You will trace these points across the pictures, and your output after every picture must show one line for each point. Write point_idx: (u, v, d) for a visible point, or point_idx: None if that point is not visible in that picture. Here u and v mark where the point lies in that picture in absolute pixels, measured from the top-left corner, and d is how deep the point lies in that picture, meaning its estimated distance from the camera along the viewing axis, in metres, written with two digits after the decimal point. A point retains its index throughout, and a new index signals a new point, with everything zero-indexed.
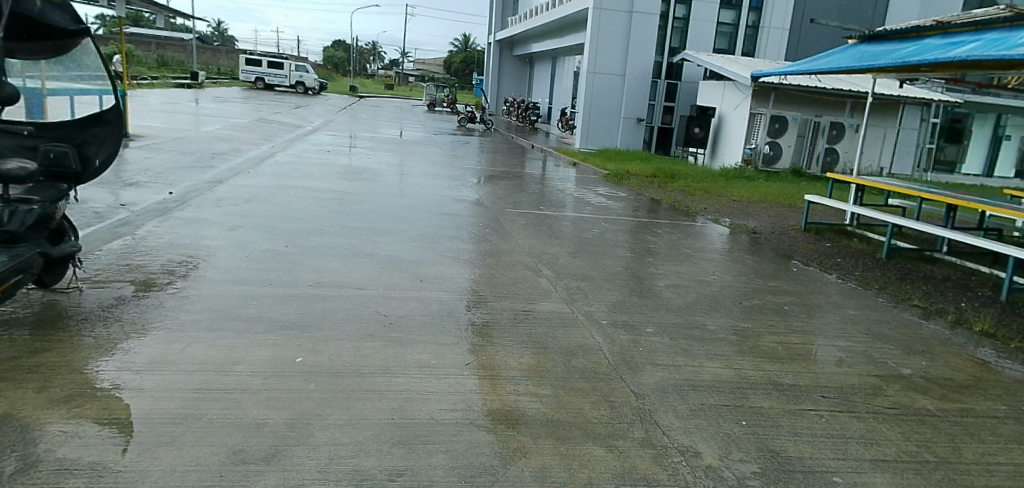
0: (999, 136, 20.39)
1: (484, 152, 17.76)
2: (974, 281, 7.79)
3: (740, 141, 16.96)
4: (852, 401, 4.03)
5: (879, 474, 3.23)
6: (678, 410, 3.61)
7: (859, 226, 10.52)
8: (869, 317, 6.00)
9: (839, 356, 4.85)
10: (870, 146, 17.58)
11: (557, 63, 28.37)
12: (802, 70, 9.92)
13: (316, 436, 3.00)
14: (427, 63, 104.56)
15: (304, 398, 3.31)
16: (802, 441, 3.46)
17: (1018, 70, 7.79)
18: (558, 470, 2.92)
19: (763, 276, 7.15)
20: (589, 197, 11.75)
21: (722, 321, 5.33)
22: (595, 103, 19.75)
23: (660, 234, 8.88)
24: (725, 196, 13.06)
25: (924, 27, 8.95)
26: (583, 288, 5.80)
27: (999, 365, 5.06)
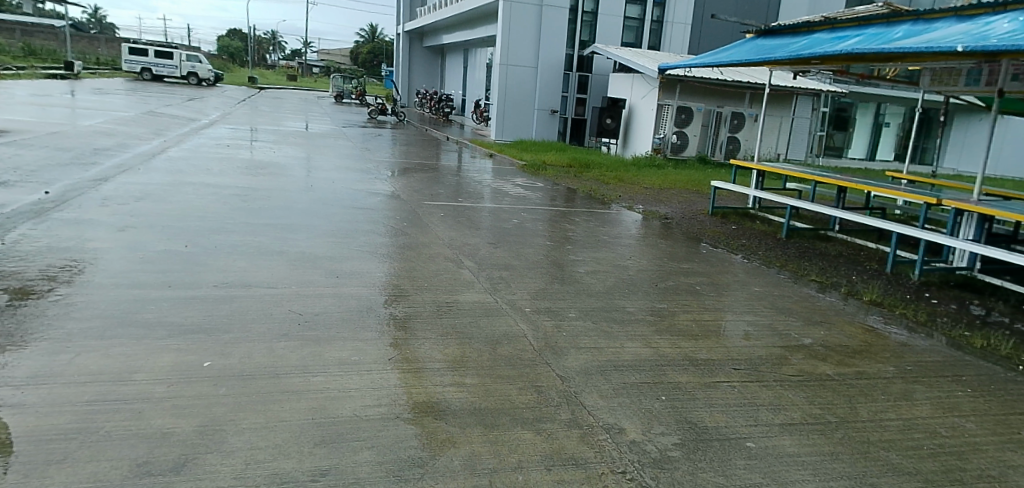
0: (881, 124, 22.07)
1: (397, 144, 17.45)
2: (864, 256, 8.35)
3: (649, 131, 17.47)
4: (760, 371, 4.24)
5: (789, 436, 3.40)
6: (601, 390, 3.68)
7: (760, 209, 11.07)
8: (772, 293, 6.32)
9: (747, 329, 5.09)
10: (768, 133, 18.53)
11: (469, 56, 28.27)
12: (705, 63, 10.25)
13: (231, 441, 2.85)
14: (332, 54, 102.11)
15: (215, 404, 3.14)
16: (717, 410, 3.61)
17: (897, 63, 8.40)
18: (487, 457, 2.91)
19: (676, 259, 7.40)
20: (505, 188, 11.76)
21: (639, 303, 5.47)
22: (509, 95, 19.77)
23: (577, 222, 9.04)
24: (638, 184, 13.42)
25: (813, 23, 9.46)
26: (505, 277, 5.81)
27: (887, 330, 5.46)
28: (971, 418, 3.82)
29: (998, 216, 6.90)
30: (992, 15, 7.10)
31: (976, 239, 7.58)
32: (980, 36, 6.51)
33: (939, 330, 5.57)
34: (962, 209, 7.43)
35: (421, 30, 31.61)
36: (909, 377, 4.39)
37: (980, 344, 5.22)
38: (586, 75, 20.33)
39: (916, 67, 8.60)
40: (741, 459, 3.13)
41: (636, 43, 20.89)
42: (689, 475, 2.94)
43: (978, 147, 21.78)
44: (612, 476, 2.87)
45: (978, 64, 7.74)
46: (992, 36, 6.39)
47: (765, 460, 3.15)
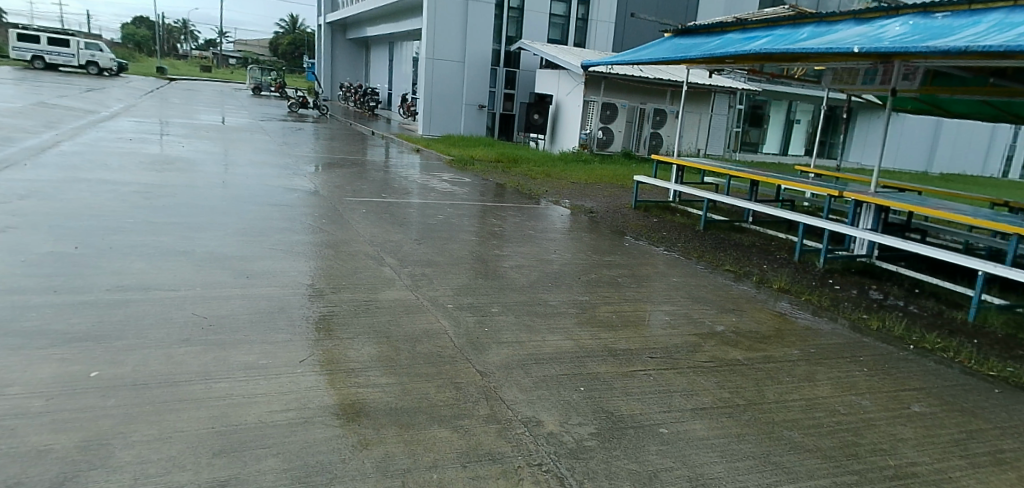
0: (793, 120, 23.26)
1: (319, 138, 17.00)
2: (775, 246, 8.76)
3: (576, 127, 17.72)
4: (676, 358, 4.37)
5: (700, 421, 3.51)
6: (521, 384, 3.69)
7: (680, 202, 11.43)
8: (690, 283, 6.52)
9: (665, 319, 5.23)
10: (689, 129, 19.16)
11: (394, 49, 27.78)
12: (625, 61, 10.44)
13: (118, 456, 2.68)
14: (249, 44, 98.28)
15: (102, 416, 2.94)
16: (633, 399, 3.69)
17: (801, 62, 8.85)
18: (401, 458, 2.86)
19: (600, 252, 7.53)
20: (432, 183, 11.65)
21: (562, 296, 5.52)
22: (436, 89, 19.57)
23: (504, 217, 9.04)
24: (565, 179, 13.58)
25: (726, 23, 9.81)
26: (428, 274, 5.73)
27: (794, 316, 5.74)
28: (866, 395, 4.07)
29: (894, 207, 7.38)
30: (886, 18, 7.58)
31: (874, 228, 8.09)
32: (874, 38, 6.94)
33: (841, 314, 5.91)
34: (862, 200, 7.90)
35: (343, 22, 30.78)
36: (813, 360, 4.62)
37: (877, 326, 5.57)
38: (514, 70, 20.39)
39: (820, 67, 9.07)
40: (655, 445, 3.22)
41: (561, 39, 21.08)
42: (605, 464, 2.98)
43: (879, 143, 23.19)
44: (527, 469, 2.88)
45: (874, 64, 8.24)
46: (886, 37, 6.82)
47: (676, 444, 3.24)
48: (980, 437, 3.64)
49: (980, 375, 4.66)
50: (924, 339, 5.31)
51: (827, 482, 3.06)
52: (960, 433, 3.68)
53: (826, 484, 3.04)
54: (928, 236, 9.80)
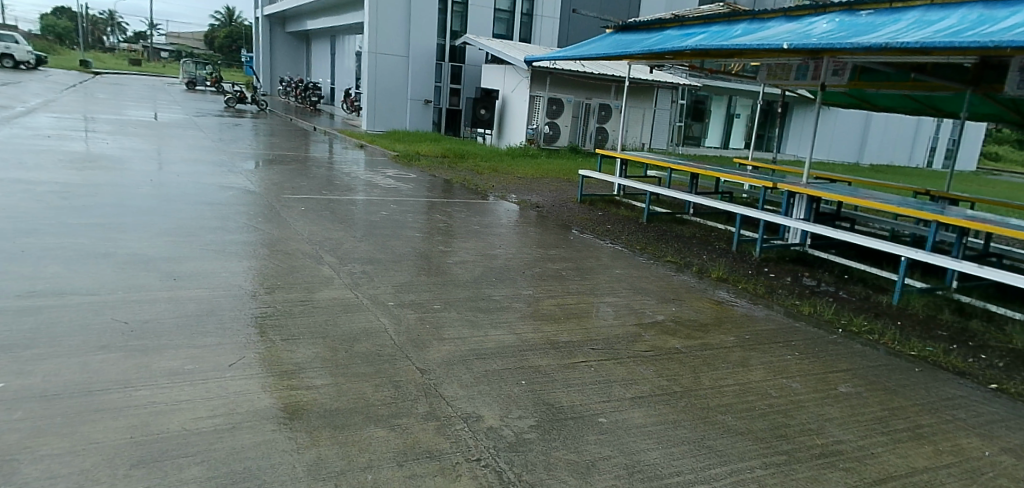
0: (733, 115, 23.96)
1: (258, 134, 16.54)
2: (714, 236, 8.98)
3: (522, 122, 17.74)
4: (616, 349, 4.43)
5: (638, 409, 3.57)
6: (462, 379, 3.66)
7: (625, 196, 11.60)
8: (633, 275, 6.61)
9: (607, 310, 5.29)
10: (633, 124, 19.49)
11: (337, 43, 27.20)
12: (568, 56, 10.51)
13: (24, 472, 2.54)
14: (182, 37, 94.61)
15: (7, 431, 2.77)
16: (574, 390, 3.71)
17: (736, 58, 9.09)
18: (334, 459, 2.80)
19: (545, 246, 7.56)
20: (376, 179, 11.46)
21: (506, 291, 5.52)
22: (380, 84, 19.27)
23: (450, 213, 8.98)
24: (512, 174, 13.58)
25: (665, 20, 9.98)
26: (369, 271, 5.63)
27: (732, 304, 5.90)
28: (796, 378, 4.22)
29: (824, 197, 7.67)
30: (814, 16, 7.84)
31: (806, 218, 8.40)
32: (803, 35, 7.18)
33: (776, 301, 6.11)
34: (795, 192, 8.17)
35: (282, 14, 29.92)
36: (746, 345, 4.76)
37: (809, 311, 5.79)
38: (459, 66, 20.10)
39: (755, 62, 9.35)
40: (593, 434, 3.25)
41: (506, 34, 21.02)
42: (544, 456, 3.00)
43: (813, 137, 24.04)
44: (465, 464, 2.86)
45: (804, 60, 8.53)
46: (814, 34, 7.06)
47: (614, 433, 3.29)
48: (901, 414, 3.82)
49: (904, 355, 4.89)
50: (852, 322, 5.55)
51: (758, 462, 3.16)
52: (883, 410, 3.85)
53: (756, 465, 3.14)
54: (857, 224, 10.23)
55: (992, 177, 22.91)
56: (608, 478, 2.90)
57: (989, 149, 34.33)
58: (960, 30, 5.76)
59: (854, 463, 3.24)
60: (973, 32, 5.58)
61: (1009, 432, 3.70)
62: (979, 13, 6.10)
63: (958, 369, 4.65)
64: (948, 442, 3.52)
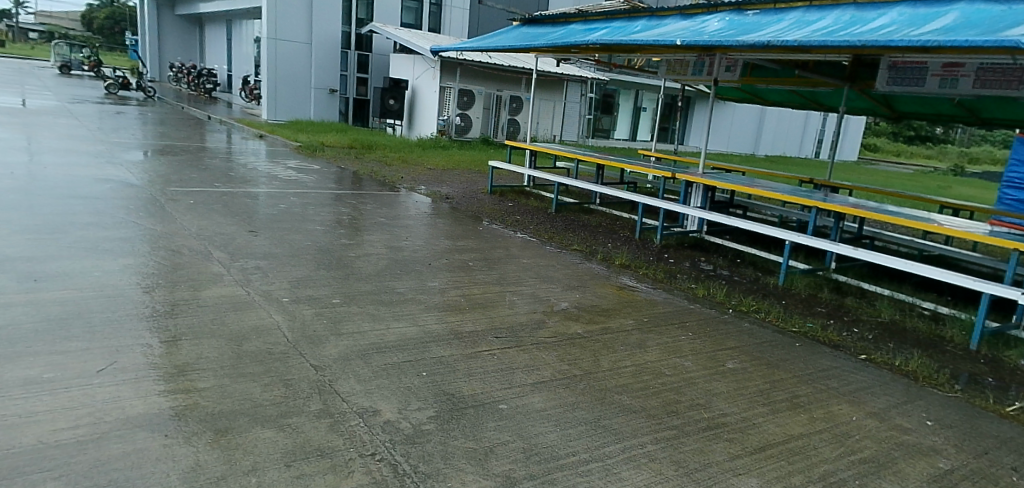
0: (640, 108, 24.70)
1: (144, 123, 15.48)
2: (619, 225, 9.22)
3: (433, 113, 17.54)
4: (520, 337, 4.44)
5: (538, 393, 3.60)
6: (359, 374, 3.55)
7: (534, 187, 11.71)
8: (540, 264, 6.67)
9: (512, 299, 5.30)
10: (545, 116, 19.89)
11: (233, 28, 25.84)
12: (474, 48, 10.45)
13: None
14: (53, 18, 86.82)
15: None
16: (475, 379, 3.68)
17: (637, 53, 9.35)
18: (214, 465, 2.65)
19: (453, 237, 7.49)
20: (276, 170, 10.96)
21: (410, 283, 5.42)
22: (280, 72, 18.44)
23: (357, 205, 8.73)
24: (421, 165, 13.39)
25: (569, 15, 10.10)
26: (262, 267, 5.38)
27: (635, 289, 6.07)
28: (688, 357, 4.39)
29: (719, 187, 8.02)
30: (707, 14, 8.15)
31: (703, 206, 8.77)
32: (697, 32, 7.45)
33: (675, 285, 6.34)
34: (692, 181, 8.50)
35: None
36: (645, 328, 4.91)
37: (703, 293, 6.06)
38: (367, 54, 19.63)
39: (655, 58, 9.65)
40: (493, 421, 3.24)
41: (416, 23, 20.69)
42: (442, 446, 2.96)
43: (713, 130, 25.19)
44: (359, 460, 2.78)
45: (700, 56, 8.87)
46: (706, 32, 7.35)
47: (514, 419, 3.29)
48: (781, 386, 4.06)
49: (787, 331, 5.20)
50: (741, 302, 5.85)
51: (650, 438, 3.26)
52: (766, 383, 4.07)
53: (648, 440, 3.24)
54: (750, 211, 10.80)
55: (869, 168, 24.88)
56: (506, 463, 2.90)
57: (867, 141, 37.15)
58: (834, 30, 6.16)
59: (738, 433, 3.40)
60: (846, 32, 5.98)
61: (874, 397, 4.01)
62: (851, 15, 6.55)
63: (833, 342, 5.01)
64: (820, 409, 3.78)
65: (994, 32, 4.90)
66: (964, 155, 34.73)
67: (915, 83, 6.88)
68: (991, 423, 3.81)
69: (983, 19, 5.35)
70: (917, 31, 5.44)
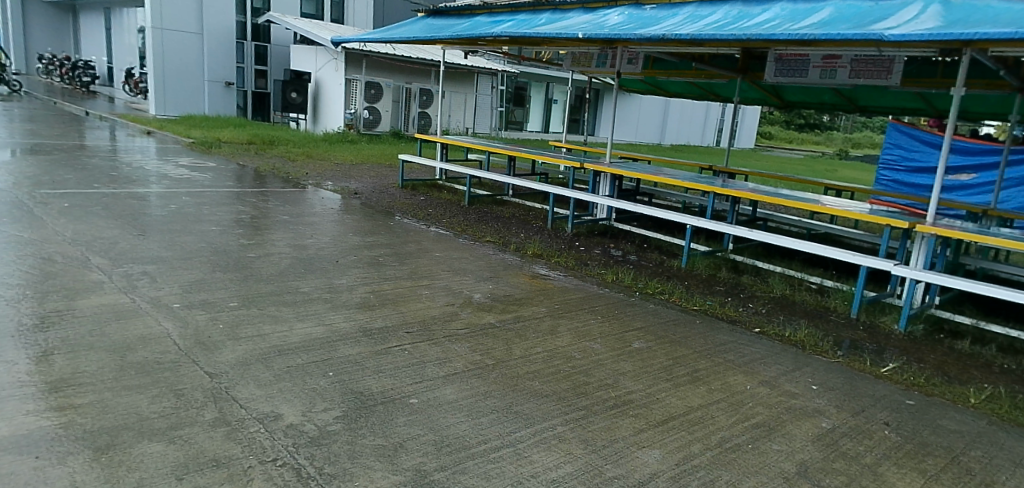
0: (551, 100, 24.99)
1: (11, 120, 14.16)
2: (531, 216, 9.29)
3: (339, 107, 17.04)
4: (432, 330, 4.39)
5: (450, 385, 3.57)
6: (259, 379, 3.39)
7: (446, 180, 11.64)
8: (452, 256, 6.62)
9: (422, 293, 5.23)
10: (456, 109, 19.78)
11: (112, 17, 24.06)
12: (378, 40, 10.21)
13: None
14: None
15: None
16: (384, 376, 3.60)
17: (542, 45, 9.42)
18: (94, 485, 2.45)
19: (362, 233, 7.30)
20: (166, 169, 10.31)
21: (315, 282, 5.24)
22: (169, 64, 17.34)
23: (258, 204, 8.34)
24: (327, 160, 12.98)
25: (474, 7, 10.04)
26: (150, 272, 5.04)
27: (547, 277, 6.14)
28: (597, 340, 4.48)
29: (624, 175, 8.24)
30: (607, 7, 8.33)
31: (611, 194, 8.99)
32: (598, 25, 7.59)
33: (586, 271, 6.47)
34: (599, 170, 8.69)
35: None
36: (556, 314, 4.98)
37: (612, 278, 6.20)
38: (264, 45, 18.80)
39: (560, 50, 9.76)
40: (403, 417, 3.18)
41: (318, 14, 20.20)
42: (348, 445, 2.87)
43: (619, 120, 25.86)
44: (258, 468, 2.66)
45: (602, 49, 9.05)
46: (607, 25, 7.50)
47: (425, 412, 3.24)
48: (683, 362, 4.22)
49: (690, 310, 5.41)
50: (648, 285, 6.03)
51: (560, 420, 3.30)
52: (669, 360, 4.22)
53: (558, 423, 3.28)
54: (655, 198, 11.17)
55: (765, 154, 26.32)
56: (416, 456, 2.85)
57: (763, 129, 39.22)
58: (724, 24, 6.43)
59: (642, 409, 3.51)
60: (735, 26, 6.26)
61: (766, 367, 4.24)
62: (738, 9, 6.85)
63: (731, 318, 5.26)
64: (718, 381, 3.95)
65: (864, 27, 5.25)
66: (848, 140, 37.32)
67: (799, 74, 7.42)
68: (869, 384, 4.11)
69: (854, 14, 5.72)
70: (798, 25, 5.76)
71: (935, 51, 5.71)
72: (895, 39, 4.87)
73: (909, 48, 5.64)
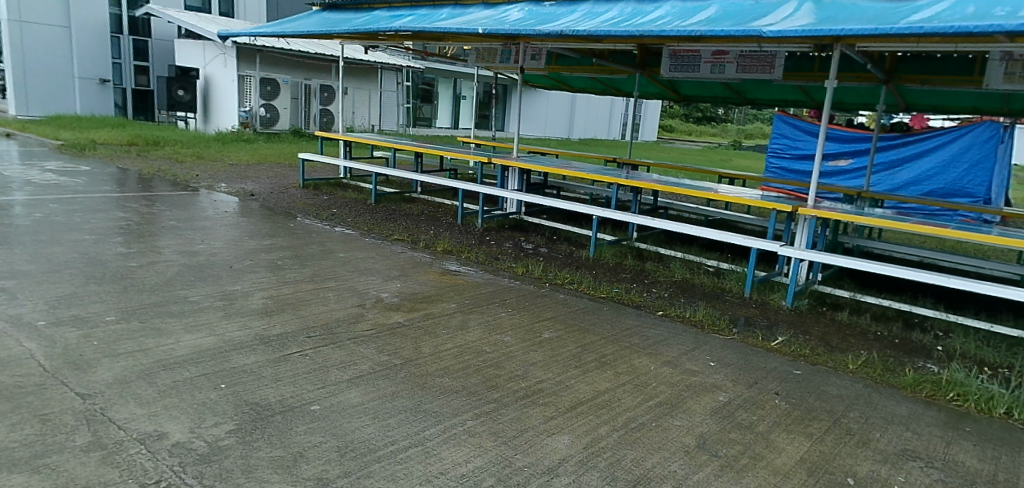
0: (460, 96, 24.84)
1: None
2: (440, 212, 9.19)
3: (233, 104, 16.22)
4: (335, 332, 4.25)
5: (356, 389, 3.46)
6: (141, 396, 3.16)
7: (352, 179, 11.27)
8: (357, 256, 6.44)
9: (325, 296, 5.05)
10: (359, 105, 19.39)
11: None
12: (270, 34, 9.77)
13: None
14: None
15: None
16: (283, 384, 3.44)
17: (443, 40, 9.32)
18: None
19: (259, 236, 6.97)
20: (33, 175, 9.45)
21: (206, 290, 4.94)
22: (32, 59, 16.01)
23: (142, 209, 7.80)
24: (220, 161, 12.33)
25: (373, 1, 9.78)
26: (13, 288, 4.60)
27: (457, 272, 6.10)
28: (507, 332, 4.48)
29: (531, 169, 8.29)
30: (507, 4, 8.34)
31: (519, 188, 9.03)
32: (498, 21, 7.58)
33: (496, 265, 6.47)
34: (506, 164, 8.69)
35: None
36: (465, 309, 4.95)
37: (522, 271, 6.23)
38: (143, 39, 17.51)
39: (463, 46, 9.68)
40: (304, 424, 3.05)
41: (203, 8, 19.09)
42: (242, 460, 2.72)
43: (526, 116, 26.11)
44: None
45: (505, 45, 9.06)
46: (506, 21, 7.50)
47: (327, 419, 3.12)
48: (590, 348, 4.29)
49: (598, 298, 5.51)
50: (557, 276, 6.09)
51: (469, 415, 3.27)
52: (577, 348, 4.28)
53: (468, 417, 3.24)
54: (564, 191, 11.33)
55: (665, 146, 27.32)
56: (317, 465, 2.74)
57: (664, 122, 40.72)
58: (619, 21, 6.58)
59: (551, 397, 3.53)
60: (629, 23, 6.41)
61: (669, 347, 4.38)
62: (633, 7, 7.03)
63: (636, 303, 5.40)
64: (624, 365, 4.04)
65: (746, 24, 5.52)
66: (741, 131, 39.43)
67: (692, 69, 7.68)
68: (762, 358, 4.33)
69: (738, 12, 5.99)
70: (687, 23, 5.98)
71: (812, 47, 6.06)
72: (773, 35, 5.13)
73: (787, 44, 5.96)
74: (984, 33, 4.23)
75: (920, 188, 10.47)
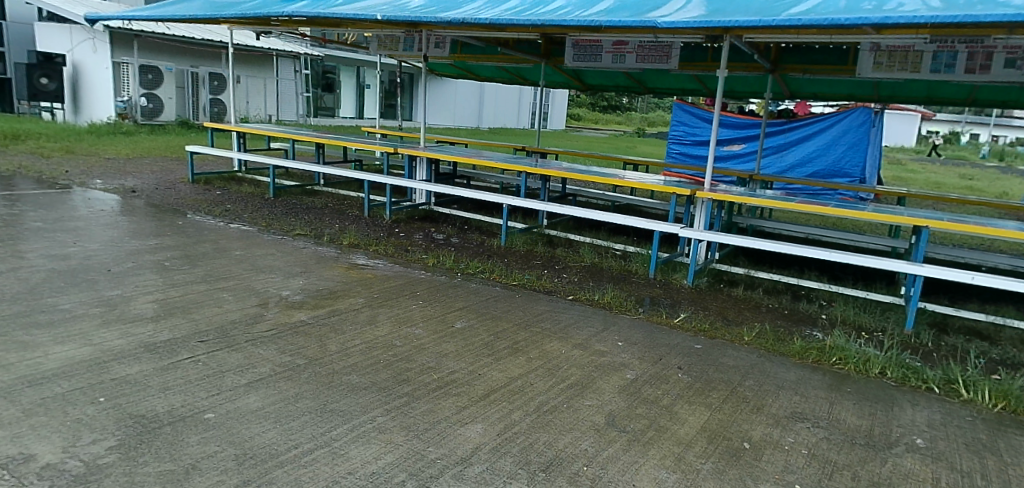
0: (364, 85, 24.19)
1: None
2: (345, 205, 8.91)
3: (109, 93, 15.10)
4: (232, 335, 4.02)
5: (255, 392, 3.28)
6: (4, 416, 2.86)
7: (247, 172, 10.75)
8: (256, 254, 6.13)
9: (219, 296, 4.77)
10: (254, 94, 18.48)
11: None
12: (148, 17, 9.08)
13: None
14: None
15: None
16: (173, 392, 3.22)
17: (342, 27, 9.00)
18: None
19: (142, 236, 6.50)
20: None
21: (81, 296, 4.55)
22: None
23: (6, 210, 7.09)
24: (96, 155, 11.42)
25: None
26: None
27: (365, 266, 5.93)
28: (417, 325, 4.39)
29: (439, 158, 8.17)
30: None
31: (428, 179, 8.89)
32: (397, 8, 7.39)
33: (404, 258, 6.33)
34: (413, 154, 8.52)
35: None
36: (374, 303, 4.81)
37: (434, 262, 6.13)
38: None
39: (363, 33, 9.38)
40: (196, 434, 2.86)
41: None
42: (125, 477, 2.52)
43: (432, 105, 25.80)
44: None
45: (407, 33, 8.86)
46: (406, 8, 7.33)
47: (223, 426, 2.94)
48: (501, 336, 4.27)
49: (511, 286, 5.51)
50: (468, 266, 6.04)
51: (379, 411, 3.17)
52: (490, 336, 4.25)
53: (377, 414, 3.15)
54: (474, 181, 11.26)
55: (572, 134, 27.78)
56: (212, 476, 2.57)
57: (571, 111, 41.37)
58: (521, 10, 6.56)
59: (464, 387, 3.49)
60: (530, 12, 6.41)
61: (579, 330, 4.44)
62: None
63: (547, 289, 5.44)
64: (536, 350, 4.05)
65: (642, 14, 5.64)
66: (644, 119, 40.71)
67: (593, 58, 7.77)
68: (667, 335, 4.46)
69: (634, 3, 6.12)
70: (586, 12, 6.04)
71: (706, 38, 6.28)
72: (667, 26, 5.27)
73: (682, 35, 6.16)
74: (855, 26, 4.52)
75: (805, 170, 11.16)
